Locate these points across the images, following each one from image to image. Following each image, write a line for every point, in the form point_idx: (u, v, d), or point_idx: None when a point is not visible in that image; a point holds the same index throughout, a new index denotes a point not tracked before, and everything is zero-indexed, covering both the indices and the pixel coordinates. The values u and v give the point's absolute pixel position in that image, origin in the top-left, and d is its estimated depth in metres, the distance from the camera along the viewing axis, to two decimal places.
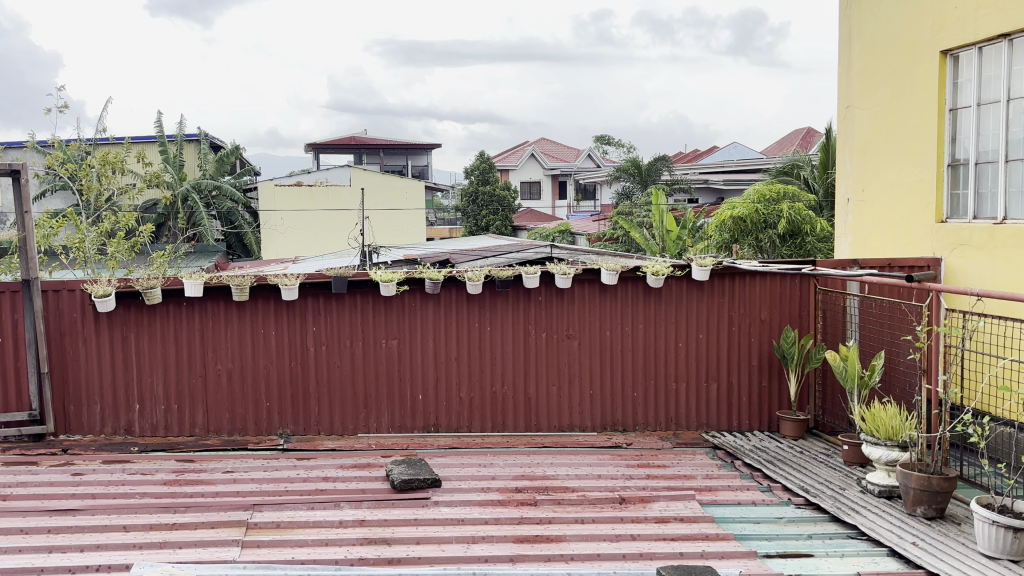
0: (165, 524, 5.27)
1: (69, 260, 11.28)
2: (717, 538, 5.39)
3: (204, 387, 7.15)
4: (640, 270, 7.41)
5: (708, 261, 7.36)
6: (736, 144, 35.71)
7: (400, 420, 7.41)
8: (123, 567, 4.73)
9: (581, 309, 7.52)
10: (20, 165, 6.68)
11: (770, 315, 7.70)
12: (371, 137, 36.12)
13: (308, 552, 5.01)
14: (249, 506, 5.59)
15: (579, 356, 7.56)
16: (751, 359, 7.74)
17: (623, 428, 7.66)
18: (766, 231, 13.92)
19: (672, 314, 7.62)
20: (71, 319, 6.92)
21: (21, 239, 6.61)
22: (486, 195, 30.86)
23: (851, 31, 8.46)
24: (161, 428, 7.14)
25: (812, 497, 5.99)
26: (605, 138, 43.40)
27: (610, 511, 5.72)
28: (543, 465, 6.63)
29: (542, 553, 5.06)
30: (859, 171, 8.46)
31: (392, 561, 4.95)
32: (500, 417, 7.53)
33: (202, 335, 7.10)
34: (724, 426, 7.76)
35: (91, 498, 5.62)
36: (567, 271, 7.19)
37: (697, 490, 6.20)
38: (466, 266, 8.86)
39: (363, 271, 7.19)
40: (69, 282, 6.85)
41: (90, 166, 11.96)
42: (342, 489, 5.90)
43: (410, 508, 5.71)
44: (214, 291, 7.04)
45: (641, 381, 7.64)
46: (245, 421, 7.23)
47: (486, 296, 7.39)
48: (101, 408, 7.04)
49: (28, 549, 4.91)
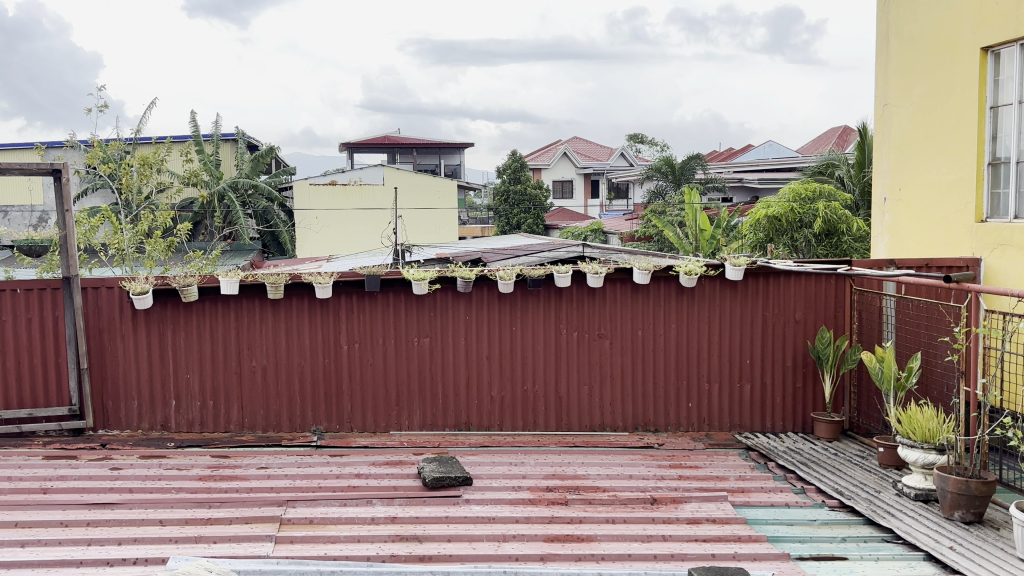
0: (200, 519, 5.34)
1: (108, 258, 11.44)
2: (749, 540, 5.35)
3: (239, 383, 7.24)
4: (673, 270, 7.37)
5: (742, 261, 7.30)
6: (772, 144, 35.45)
7: (432, 418, 7.45)
8: (159, 561, 4.81)
9: (612, 308, 7.50)
10: (62, 164, 6.76)
11: (805, 315, 7.63)
12: (404, 137, 36.33)
13: (340, 549, 5.06)
14: (282, 502, 5.65)
15: (612, 355, 7.54)
16: (785, 360, 7.67)
17: (655, 429, 7.62)
18: (801, 231, 13.79)
19: (705, 314, 7.57)
20: (110, 316, 7.03)
21: (63, 238, 6.73)
22: (518, 194, 30.90)
23: (889, 27, 8.34)
24: (197, 424, 7.23)
25: (846, 499, 5.93)
26: (638, 138, 43.27)
27: (641, 511, 5.71)
28: (573, 464, 6.63)
29: (573, 553, 5.07)
30: (896, 169, 8.35)
31: (424, 558, 4.97)
32: (531, 416, 7.53)
33: (237, 333, 7.19)
34: (757, 427, 7.70)
35: (129, 492, 5.72)
36: (599, 271, 7.17)
37: (730, 491, 6.16)
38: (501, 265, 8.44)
39: (396, 270, 7.23)
40: (109, 280, 6.98)
41: (129, 166, 12.12)
42: (374, 487, 5.94)
43: (441, 505, 5.74)
44: (249, 289, 7.12)
45: (673, 382, 7.61)
46: (280, 418, 7.31)
47: (518, 294, 7.40)
48: (139, 404, 7.15)
49: (68, 541, 5.00)
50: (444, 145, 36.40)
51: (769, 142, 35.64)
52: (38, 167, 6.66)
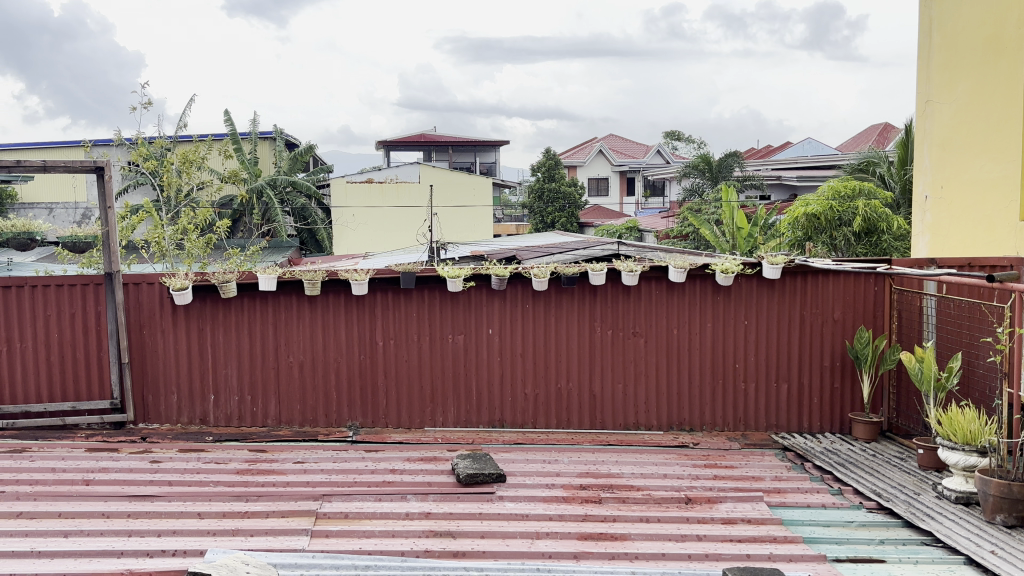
0: (238, 512, 5.41)
1: (149, 255, 11.62)
2: (785, 540, 5.31)
3: (276, 378, 7.32)
4: (709, 268, 7.32)
5: (780, 259, 7.21)
6: (812, 141, 34.99)
7: (466, 415, 7.47)
8: (198, 553, 4.88)
9: (648, 306, 7.46)
10: (105, 161, 6.87)
11: (843, 315, 7.55)
12: (440, 136, 36.48)
13: (374, 543, 5.11)
14: (318, 496, 5.71)
15: (647, 354, 7.51)
16: (823, 359, 7.59)
17: (690, 428, 7.58)
18: (840, 229, 13.62)
19: (742, 313, 7.51)
20: (150, 312, 7.15)
21: (106, 235, 6.86)
22: (553, 192, 30.87)
23: (931, 23, 8.20)
24: (235, 418, 7.33)
25: (884, 500, 5.85)
26: (676, 135, 43.05)
27: (676, 511, 5.68)
28: (607, 462, 6.62)
29: (606, 552, 5.07)
30: (937, 168, 8.21)
31: (458, 554, 5.01)
32: (566, 414, 7.53)
33: (275, 329, 7.27)
34: (794, 428, 7.63)
35: (168, 485, 5.81)
36: (634, 268, 7.12)
37: (766, 492, 6.10)
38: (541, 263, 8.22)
39: (431, 267, 7.26)
40: (150, 276, 7.10)
41: (170, 163, 12.28)
42: (409, 482, 5.97)
43: (475, 501, 5.76)
44: (286, 286, 7.20)
45: (709, 381, 7.56)
46: (316, 413, 7.38)
47: (552, 292, 7.40)
48: (178, 398, 7.26)
49: (110, 532, 5.10)
50: (479, 142, 36.46)
51: (807, 139, 35.25)
52: (82, 165, 6.76)
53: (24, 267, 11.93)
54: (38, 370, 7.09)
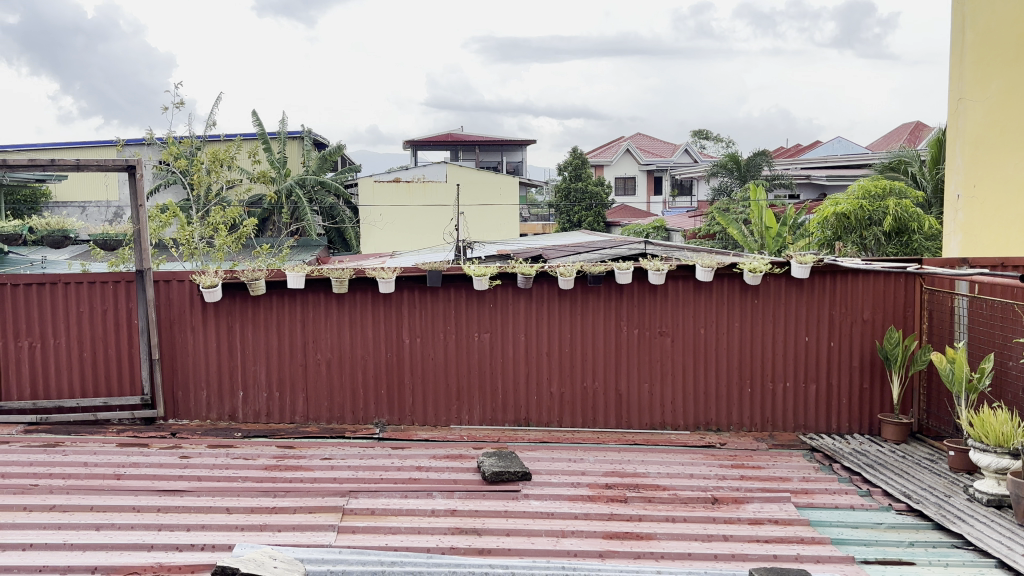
0: (266, 508, 5.47)
1: (179, 253, 11.74)
2: (812, 541, 5.28)
3: (304, 375, 7.38)
4: (737, 267, 7.27)
5: (808, 258, 7.15)
6: (841, 141, 34.65)
7: (492, 413, 7.49)
8: (226, 547, 4.94)
9: (675, 306, 7.43)
10: (137, 160, 6.96)
11: (873, 315, 7.48)
12: (467, 136, 36.57)
13: (400, 540, 5.15)
14: (345, 492, 5.75)
15: (673, 354, 7.48)
16: (852, 360, 7.53)
17: (717, 428, 7.55)
18: (871, 228, 13.41)
19: (770, 312, 7.46)
20: (180, 309, 7.24)
21: (137, 233, 6.95)
22: (579, 191, 30.81)
23: (964, 19, 8.07)
24: (263, 415, 7.40)
25: (914, 502, 5.79)
26: (704, 134, 42.85)
27: (702, 511, 5.66)
28: (633, 462, 6.61)
29: (632, 551, 5.06)
30: (970, 166, 8.11)
31: (483, 551, 5.04)
32: (592, 414, 7.53)
33: (303, 326, 7.33)
34: (823, 428, 7.57)
35: (197, 480, 5.88)
36: (660, 267, 7.08)
37: (793, 492, 6.06)
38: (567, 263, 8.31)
39: (458, 265, 7.29)
40: (179, 273, 7.19)
41: (201, 162, 12.41)
42: (435, 480, 6.00)
43: (501, 499, 5.78)
44: (314, 284, 7.26)
45: (736, 381, 7.51)
46: (343, 410, 7.43)
47: (578, 292, 7.39)
48: (208, 395, 7.34)
49: (140, 526, 5.17)
50: (506, 142, 36.48)
51: (836, 138, 34.93)
52: (114, 164, 6.86)
53: (57, 264, 12.12)
54: (71, 366, 7.20)
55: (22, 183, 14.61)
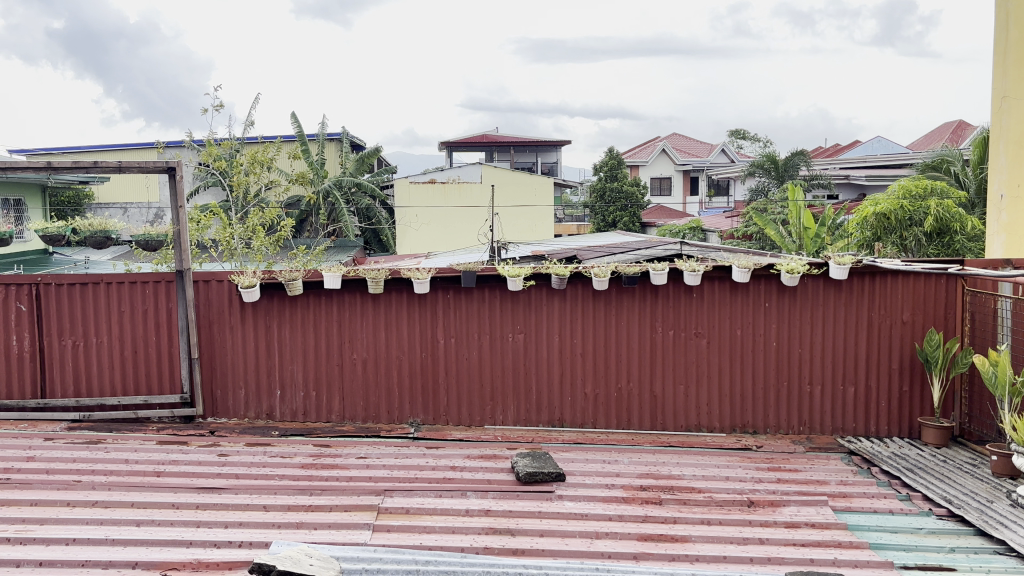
0: (302, 506, 5.53)
1: (218, 253, 11.94)
2: (850, 546, 5.22)
3: (340, 375, 7.44)
4: (774, 268, 7.20)
5: (847, 259, 7.07)
6: (881, 141, 34.16)
7: (526, 414, 7.50)
8: (262, 544, 5.00)
9: (710, 307, 7.38)
10: (177, 162, 7.06)
11: (913, 317, 7.38)
12: (502, 137, 36.64)
13: (435, 539, 5.18)
14: (380, 491, 5.79)
15: (709, 356, 7.43)
16: (891, 362, 7.43)
17: (753, 430, 7.49)
18: (911, 229, 13.16)
19: (807, 313, 7.38)
20: (219, 309, 7.34)
21: (177, 235, 7.06)
22: (615, 192, 30.71)
23: (1008, 16, 7.92)
24: (300, 414, 7.48)
25: (955, 507, 5.70)
26: (740, 134, 42.52)
27: (738, 514, 5.63)
28: (668, 464, 6.57)
29: (666, 553, 5.05)
30: (1014, 166, 7.96)
31: (517, 552, 5.05)
32: (626, 415, 7.50)
33: (339, 326, 7.39)
34: (861, 431, 7.47)
35: (235, 478, 5.96)
36: (696, 268, 7.03)
37: (831, 496, 5.98)
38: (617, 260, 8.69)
39: (492, 266, 7.30)
40: (219, 273, 7.29)
41: (240, 164, 12.60)
42: (469, 479, 6.02)
43: (535, 500, 5.78)
44: (350, 284, 7.32)
45: (773, 383, 7.45)
46: (378, 409, 7.48)
47: (613, 292, 7.37)
48: (246, 393, 7.44)
49: (179, 522, 5.25)
50: (541, 142, 36.48)
51: (876, 138, 34.46)
52: (155, 165, 6.96)
53: (100, 264, 12.37)
54: (113, 364, 7.33)
55: (66, 185, 14.91)
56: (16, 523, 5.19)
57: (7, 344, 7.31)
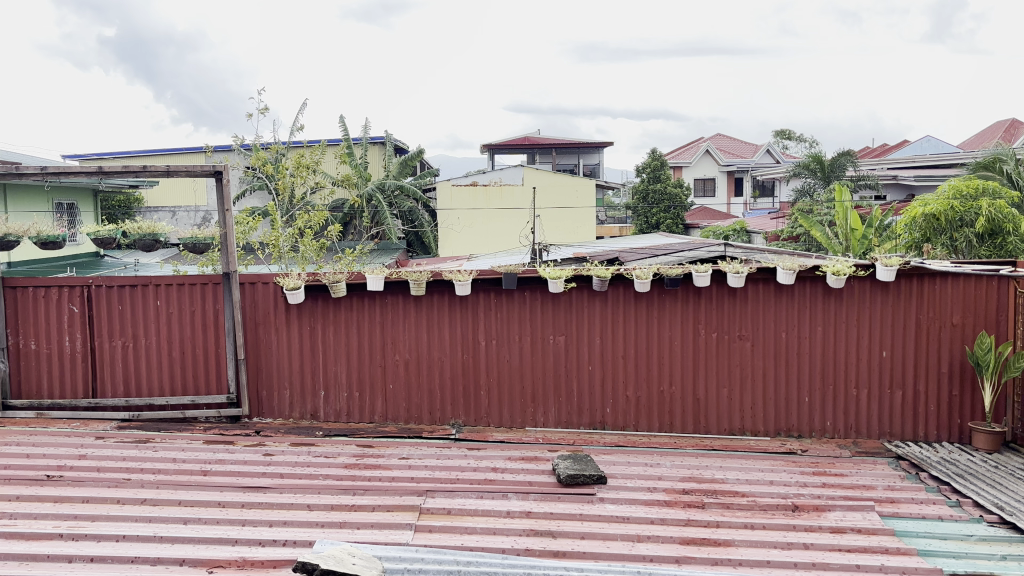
0: (344, 505, 5.58)
1: (264, 255, 12.13)
2: (898, 552, 5.14)
3: (383, 376, 7.51)
4: (820, 269, 7.10)
5: (895, 261, 6.95)
6: (930, 140, 33.56)
7: (567, 416, 7.49)
8: (306, 543, 5.07)
9: (754, 309, 7.30)
10: (223, 166, 7.17)
11: (963, 319, 7.23)
12: (543, 139, 36.66)
13: (476, 540, 5.20)
14: (422, 491, 5.82)
15: (753, 358, 7.35)
16: (940, 366, 7.29)
17: (798, 434, 7.39)
18: (962, 230, 12.89)
19: (853, 315, 7.27)
20: (265, 310, 7.45)
21: (223, 237, 7.18)
22: (658, 193, 30.53)
23: None
24: (343, 414, 7.56)
25: (1008, 514, 5.58)
26: (785, 134, 42.07)
27: (782, 519, 5.56)
28: (711, 468, 6.52)
29: (709, 557, 5.02)
30: None
31: (558, 554, 5.05)
32: (668, 418, 7.45)
33: (382, 328, 7.45)
34: (910, 436, 7.34)
35: (280, 477, 6.04)
36: (739, 270, 6.96)
37: (877, 501, 5.89)
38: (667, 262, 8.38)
39: (533, 268, 7.31)
40: (265, 275, 7.40)
41: (286, 168, 12.79)
42: (510, 480, 6.03)
43: (576, 503, 5.76)
44: (393, 286, 7.38)
45: (818, 387, 7.35)
46: (420, 410, 7.53)
47: (654, 294, 7.33)
48: (290, 394, 7.54)
49: (225, 521, 5.34)
50: (583, 145, 36.42)
51: (925, 138, 33.85)
52: (202, 169, 7.08)
53: (149, 267, 12.62)
54: (161, 365, 7.49)
55: (116, 189, 15.23)
56: (68, 519, 5.32)
57: (60, 344, 7.49)
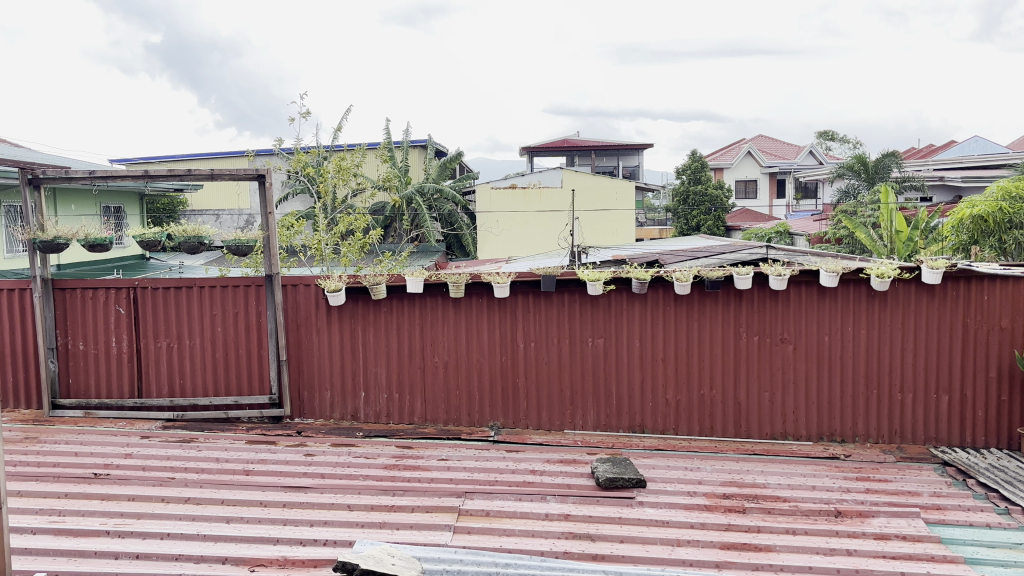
0: (384, 506, 5.62)
1: (307, 258, 12.25)
2: (944, 560, 5.04)
3: (423, 377, 7.55)
4: (864, 272, 6.99)
5: (942, 264, 6.81)
6: (977, 139, 33.05)
7: (606, 419, 7.47)
8: (347, 543, 5.12)
9: (797, 312, 7.21)
10: (266, 169, 7.26)
11: (1012, 323, 7.08)
12: (583, 141, 36.59)
13: (515, 542, 5.21)
14: (461, 493, 5.85)
15: (796, 362, 7.27)
16: (988, 370, 7.14)
17: (841, 439, 7.29)
18: (1011, 232, 12.56)
19: (898, 319, 7.15)
20: (307, 312, 7.53)
21: (266, 240, 7.27)
22: (699, 195, 30.28)
23: None
24: (383, 415, 7.61)
25: None
26: (829, 134, 41.57)
27: (825, 524, 5.49)
28: (752, 472, 6.45)
29: (750, 562, 5.00)
30: None
31: (597, 557, 5.04)
32: (709, 422, 7.40)
33: (421, 329, 7.49)
34: (956, 442, 7.20)
35: (321, 477, 6.11)
36: (782, 272, 6.88)
37: (923, 508, 5.78)
38: (707, 266, 8.40)
39: (572, 271, 7.30)
40: (307, 278, 7.47)
41: (327, 172, 12.91)
42: (549, 484, 6.03)
43: (615, 506, 5.73)
44: (433, 288, 7.42)
45: (862, 391, 7.24)
46: (459, 412, 7.56)
47: (695, 296, 7.27)
48: (331, 395, 7.61)
49: (266, 520, 5.41)
50: (622, 146, 36.27)
51: (973, 138, 33.25)
52: (245, 173, 7.18)
53: (194, 271, 12.83)
54: (205, 365, 7.60)
55: (162, 192, 15.51)
56: (114, 517, 5.43)
57: (106, 344, 7.65)
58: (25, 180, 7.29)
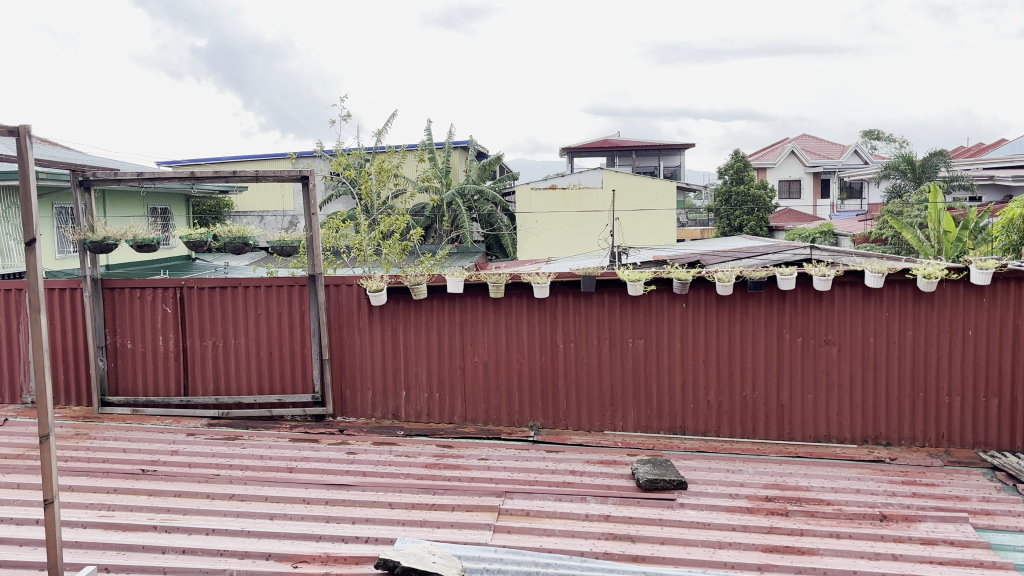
0: (425, 504, 5.67)
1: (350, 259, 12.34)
2: (993, 566, 4.94)
3: (463, 377, 7.58)
4: (910, 272, 6.88)
5: (991, 264, 6.68)
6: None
7: (647, 420, 7.43)
8: (388, 540, 5.17)
9: (841, 313, 7.11)
10: (309, 171, 7.35)
11: None
12: (623, 141, 36.48)
13: (555, 542, 5.22)
14: (501, 493, 5.87)
15: (840, 363, 7.17)
16: None
17: (887, 442, 7.17)
18: None
19: (946, 320, 7.01)
20: (349, 312, 7.60)
21: (309, 240, 7.34)
22: (741, 195, 30.00)
23: None
24: (424, 415, 7.66)
25: None
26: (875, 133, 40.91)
27: (870, 528, 5.42)
28: (796, 474, 6.38)
29: (793, 565, 4.94)
30: None
31: (637, 558, 5.01)
32: (751, 424, 7.33)
33: (462, 329, 7.52)
34: (1006, 446, 7.05)
35: (362, 476, 6.16)
36: (826, 272, 6.80)
37: (972, 513, 5.67)
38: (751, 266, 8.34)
39: (613, 271, 7.28)
40: (349, 278, 7.53)
41: (369, 174, 13.02)
42: (589, 484, 6.02)
43: (656, 508, 5.70)
44: (474, 288, 7.44)
45: (908, 393, 7.12)
46: (499, 412, 7.58)
47: (737, 297, 7.20)
48: (373, 394, 7.68)
49: (309, 517, 5.47)
50: (663, 146, 36.08)
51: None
52: (289, 174, 7.28)
53: (239, 271, 13.02)
54: (249, 364, 7.72)
55: (207, 194, 15.79)
56: (160, 512, 5.54)
57: (154, 343, 7.80)
58: (76, 182, 7.47)
